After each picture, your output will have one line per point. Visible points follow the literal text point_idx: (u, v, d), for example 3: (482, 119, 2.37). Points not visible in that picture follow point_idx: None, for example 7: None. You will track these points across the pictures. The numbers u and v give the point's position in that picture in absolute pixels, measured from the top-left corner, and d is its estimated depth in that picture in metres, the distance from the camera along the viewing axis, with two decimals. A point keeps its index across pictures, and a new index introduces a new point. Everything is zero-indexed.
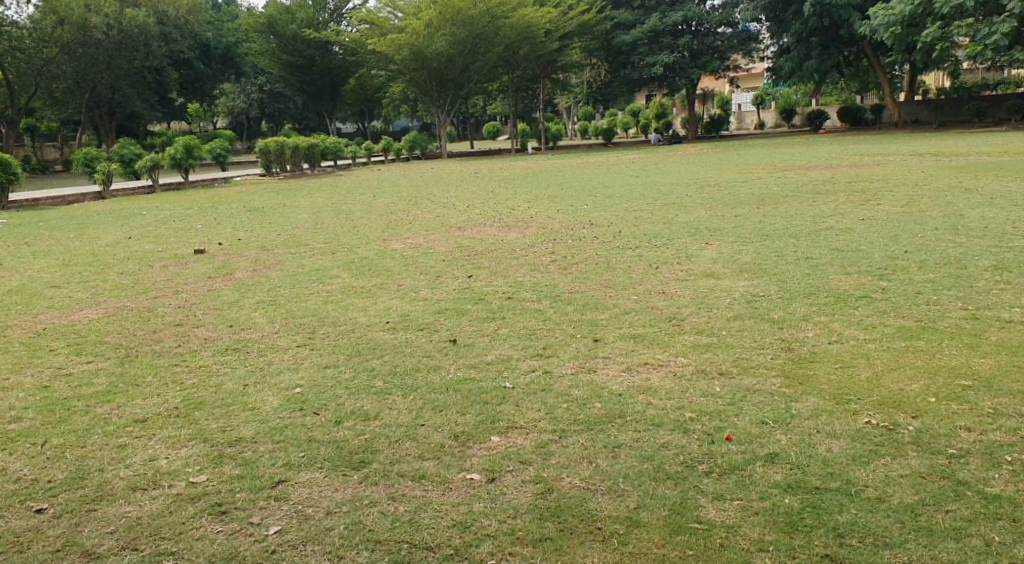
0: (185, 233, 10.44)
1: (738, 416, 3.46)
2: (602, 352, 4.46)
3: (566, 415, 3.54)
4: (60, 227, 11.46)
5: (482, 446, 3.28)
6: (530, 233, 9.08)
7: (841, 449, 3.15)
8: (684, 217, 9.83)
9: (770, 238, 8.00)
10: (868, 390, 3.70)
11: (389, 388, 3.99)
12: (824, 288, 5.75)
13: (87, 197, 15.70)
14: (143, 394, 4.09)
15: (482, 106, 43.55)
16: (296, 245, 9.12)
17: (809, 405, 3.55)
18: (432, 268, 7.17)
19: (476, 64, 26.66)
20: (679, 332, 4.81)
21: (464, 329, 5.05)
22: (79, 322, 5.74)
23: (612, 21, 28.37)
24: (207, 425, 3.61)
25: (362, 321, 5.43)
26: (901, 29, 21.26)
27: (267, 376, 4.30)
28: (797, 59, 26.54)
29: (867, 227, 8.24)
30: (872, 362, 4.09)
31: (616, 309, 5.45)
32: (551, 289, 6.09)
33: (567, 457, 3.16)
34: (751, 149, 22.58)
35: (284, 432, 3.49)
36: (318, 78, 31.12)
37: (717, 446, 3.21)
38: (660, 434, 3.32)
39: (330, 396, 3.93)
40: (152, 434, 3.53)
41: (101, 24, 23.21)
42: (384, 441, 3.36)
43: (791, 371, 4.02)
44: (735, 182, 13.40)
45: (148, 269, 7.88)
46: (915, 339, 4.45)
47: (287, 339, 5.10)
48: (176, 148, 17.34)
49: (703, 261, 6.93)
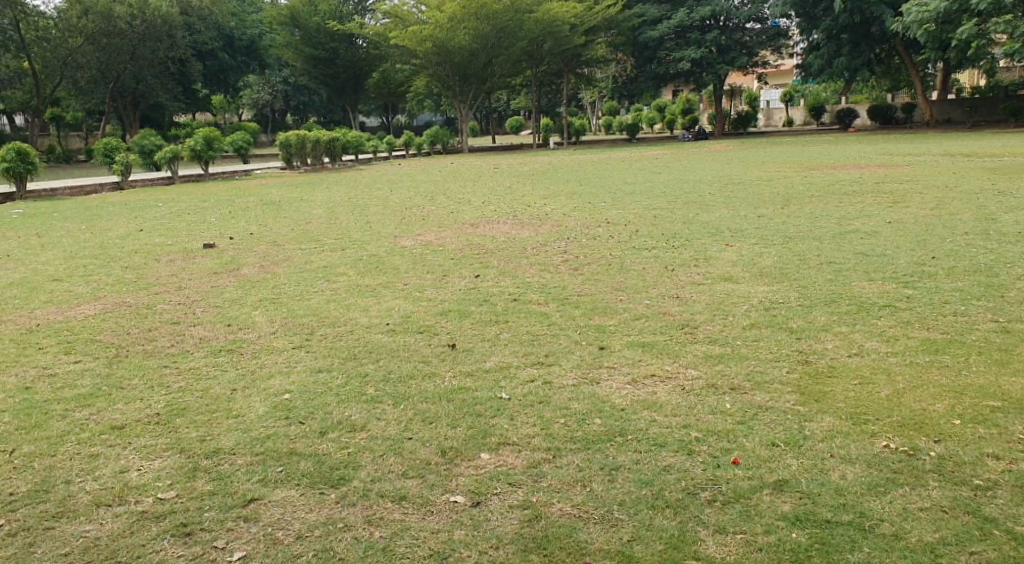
0: (197, 227, 10.35)
1: (748, 437, 3.23)
2: (607, 361, 4.24)
3: (563, 431, 3.33)
4: (73, 218, 11.39)
5: (471, 463, 3.09)
6: (543, 231, 8.88)
7: (855, 476, 2.92)
8: (705, 216, 9.58)
9: (792, 240, 7.75)
10: (888, 410, 3.45)
11: (380, 397, 3.79)
12: (846, 295, 5.50)
13: (106, 187, 15.69)
14: (126, 398, 3.93)
15: (506, 100, 43.35)
16: (306, 240, 8.96)
17: (824, 425, 3.31)
18: (441, 267, 6.98)
19: (501, 58, 26.42)
20: (690, 341, 4.58)
21: (465, 333, 4.86)
22: (75, 318, 5.61)
23: (638, 16, 28.01)
24: (187, 434, 3.45)
25: (362, 322, 5.26)
26: (935, 25, 20.68)
27: (258, 380, 4.12)
28: (827, 57, 26.21)
29: (893, 230, 7.97)
30: (894, 379, 3.83)
31: (626, 314, 5.22)
32: (560, 291, 5.88)
33: (560, 480, 2.95)
34: (777, 146, 22.17)
35: (266, 443, 3.31)
36: (341, 72, 30.97)
37: (723, 471, 2.98)
38: (662, 456, 3.10)
39: (319, 404, 3.74)
40: (129, 442, 3.38)
41: (125, 14, 23.31)
42: (367, 455, 3.18)
43: (806, 387, 3.77)
44: (758, 181, 13.10)
45: (154, 264, 7.76)
46: (942, 354, 4.18)
47: (284, 340, 4.93)
48: (195, 140, 17.25)
49: (720, 264, 6.69)
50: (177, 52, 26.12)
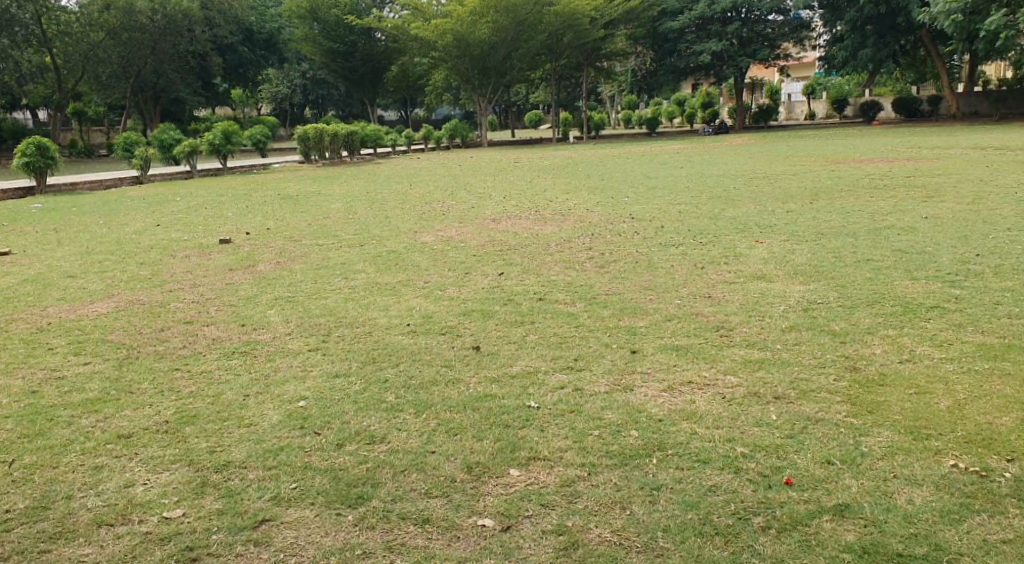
0: (214, 222, 10.17)
1: (800, 453, 3.00)
2: (641, 366, 3.99)
3: (598, 445, 3.11)
4: (92, 213, 11.26)
5: (500, 481, 2.88)
6: (567, 227, 8.63)
7: (924, 501, 2.70)
8: (731, 211, 9.28)
9: (825, 236, 7.45)
10: (951, 424, 3.20)
11: (400, 405, 3.56)
12: (889, 295, 5.21)
13: (125, 181, 15.59)
14: (135, 403, 3.72)
15: (525, 93, 43.12)
16: (324, 235, 8.76)
17: (881, 441, 3.08)
18: (463, 264, 6.79)
19: (520, 51, 26.18)
20: (727, 344, 4.32)
21: (489, 335, 4.62)
22: (87, 317, 5.42)
23: (660, 8, 27.64)
24: (195, 445, 3.23)
25: (382, 322, 5.03)
26: (963, 16, 20.16)
27: (271, 386, 3.90)
28: (852, 48, 25.71)
29: (931, 227, 7.64)
30: (952, 389, 3.55)
31: (657, 315, 4.96)
32: (587, 290, 5.63)
33: (597, 501, 2.75)
34: (799, 140, 21.72)
35: (279, 456, 3.10)
36: (360, 65, 30.79)
37: (775, 493, 2.77)
38: (707, 474, 2.89)
39: (335, 412, 3.52)
40: (135, 453, 3.16)
41: (146, 9, 23.25)
42: (386, 470, 2.96)
43: (857, 398, 3.50)
44: (784, 175, 12.77)
45: (170, 259, 7.58)
46: (1002, 361, 3.91)
47: (299, 342, 4.71)
48: (213, 134, 17.09)
49: (753, 261, 6.42)
50: (197, 47, 26.13)
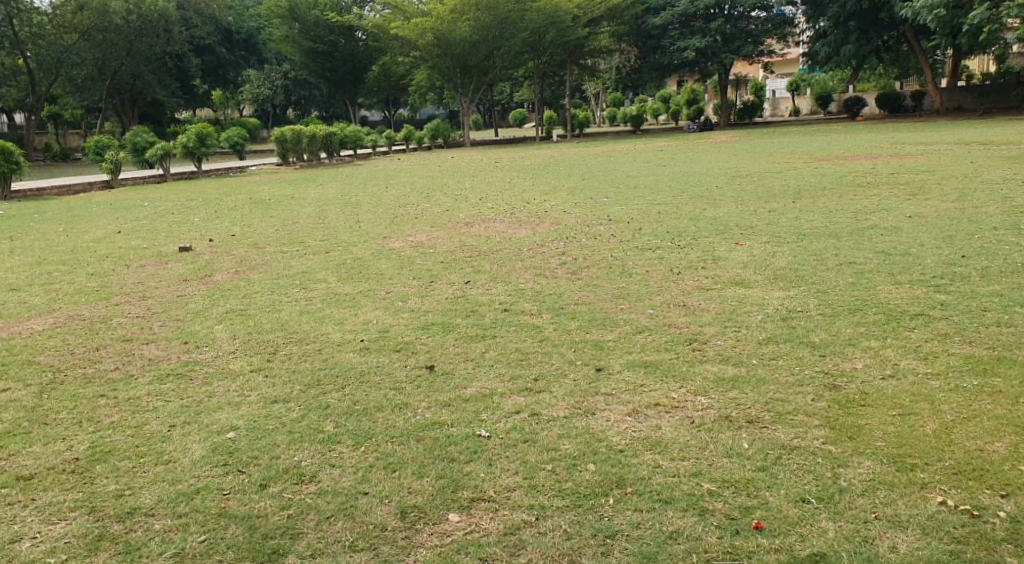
0: (178, 228, 9.79)
1: (772, 490, 2.73)
2: (604, 387, 3.66)
3: (550, 482, 2.82)
4: (53, 220, 10.85)
5: (436, 529, 2.63)
6: (541, 230, 8.33)
7: (907, 549, 2.48)
8: (712, 212, 8.99)
9: (807, 238, 7.16)
10: (939, 453, 2.92)
11: (339, 436, 3.23)
12: (872, 302, 4.91)
13: (94, 186, 15.09)
14: (46, 437, 3.36)
15: (509, 92, 42.78)
16: (290, 243, 8.39)
17: (861, 473, 2.81)
18: (428, 271, 6.47)
19: (502, 49, 25.78)
20: (699, 360, 4.00)
21: (445, 353, 4.28)
22: (18, 336, 5.05)
23: (643, 5, 27.28)
24: (102, 488, 2.90)
25: (334, 338, 4.69)
26: (945, 10, 19.99)
27: (201, 415, 3.55)
28: (835, 44, 25.52)
29: (915, 226, 7.39)
30: (940, 409, 3.26)
31: (627, 327, 4.63)
32: (555, 300, 5.32)
33: (542, 553, 2.51)
34: (783, 137, 21.49)
35: (192, 501, 2.80)
36: (340, 65, 30.32)
37: (742, 540, 2.53)
38: (668, 517, 2.63)
39: (266, 444, 3.19)
40: (31, 499, 2.85)
41: (120, 9, 22.75)
42: (310, 518, 2.70)
43: (837, 421, 3.20)
44: (769, 173, 12.51)
45: (123, 270, 7.21)
46: (991, 377, 3.61)
47: (241, 361, 4.36)
48: (187, 136, 16.57)
49: (732, 265, 6.12)
50: (174, 48, 25.58)
